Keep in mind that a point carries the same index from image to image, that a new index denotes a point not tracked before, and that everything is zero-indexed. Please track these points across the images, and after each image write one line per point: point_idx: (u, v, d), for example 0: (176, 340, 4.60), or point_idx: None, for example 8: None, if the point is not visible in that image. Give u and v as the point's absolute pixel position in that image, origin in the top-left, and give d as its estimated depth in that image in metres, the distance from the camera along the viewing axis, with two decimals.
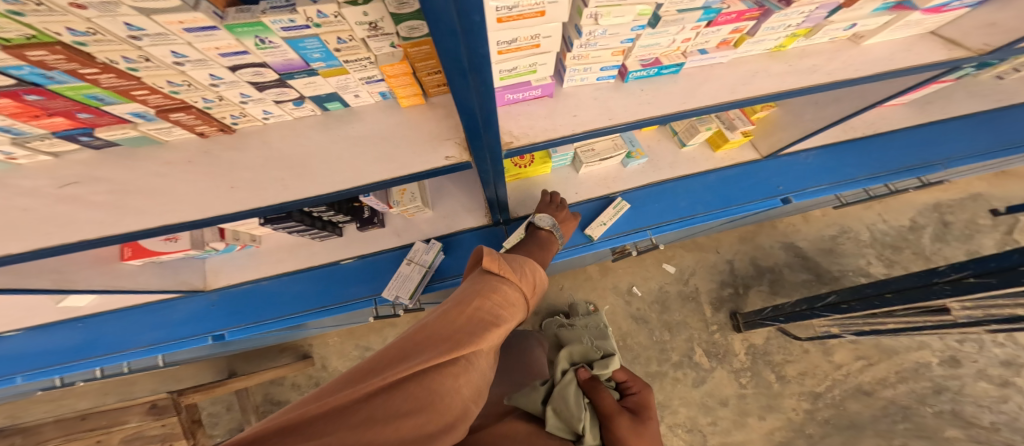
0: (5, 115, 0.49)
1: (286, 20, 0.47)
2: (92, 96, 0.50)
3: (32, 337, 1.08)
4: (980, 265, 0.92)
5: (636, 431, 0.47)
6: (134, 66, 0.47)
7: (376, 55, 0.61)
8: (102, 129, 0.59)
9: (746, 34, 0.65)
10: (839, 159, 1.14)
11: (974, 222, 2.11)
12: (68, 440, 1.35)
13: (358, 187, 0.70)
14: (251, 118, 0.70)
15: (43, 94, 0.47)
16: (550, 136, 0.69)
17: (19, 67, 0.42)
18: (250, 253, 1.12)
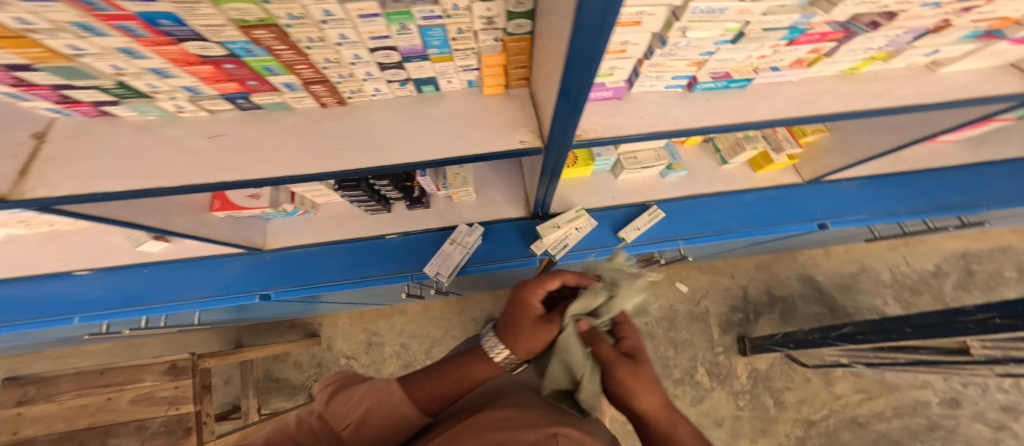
0: (198, 79, 0.57)
1: (428, 11, 0.56)
2: (267, 67, 0.59)
3: (98, 280, 1.07)
4: (1006, 306, 0.95)
5: (635, 374, 0.47)
6: (310, 45, 0.56)
7: (480, 47, 0.70)
8: (258, 95, 0.67)
9: (822, 54, 0.69)
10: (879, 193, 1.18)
11: (1000, 274, 2.10)
12: (83, 394, 1.35)
13: (442, 160, 0.73)
14: (364, 94, 0.78)
15: (236, 63, 0.55)
16: (616, 134, 0.72)
17: (236, 43, 0.50)
18: (308, 219, 1.18)
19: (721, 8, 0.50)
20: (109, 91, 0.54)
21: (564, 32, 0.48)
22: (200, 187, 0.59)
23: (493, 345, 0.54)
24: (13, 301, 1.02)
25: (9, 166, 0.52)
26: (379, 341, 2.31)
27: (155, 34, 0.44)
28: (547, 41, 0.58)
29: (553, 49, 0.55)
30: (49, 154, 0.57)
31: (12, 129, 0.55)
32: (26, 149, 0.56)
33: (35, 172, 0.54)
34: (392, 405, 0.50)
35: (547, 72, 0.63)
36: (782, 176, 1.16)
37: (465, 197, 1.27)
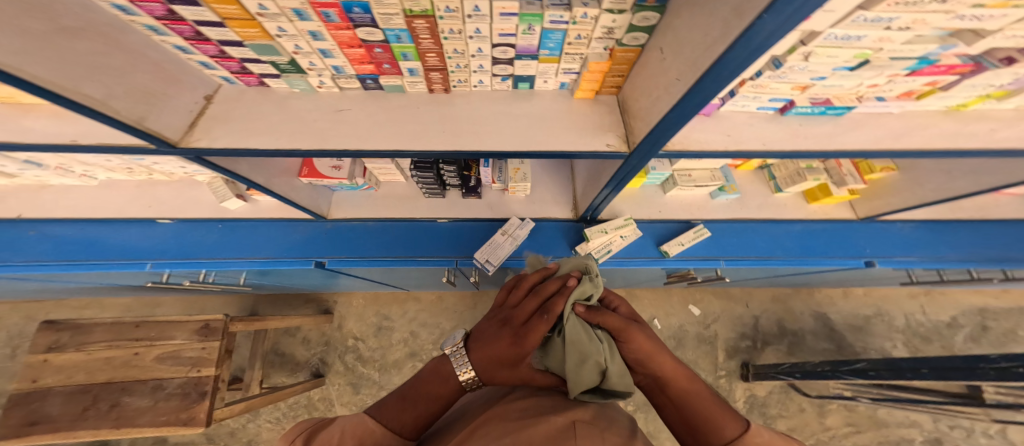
0: (348, 60, 0.74)
1: (558, 15, 0.63)
2: (402, 54, 0.75)
3: (177, 230, 1.21)
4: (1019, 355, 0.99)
5: (647, 339, 0.68)
6: (449, 37, 0.71)
7: (588, 53, 0.75)
8: (385, 77, 0.82)
9: (938, 88, 0.62)
10: (934, 237, 1.14)
11: (1016, 332, 2.12)
12: (112, 346, 1.36)
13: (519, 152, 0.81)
14: (467, 84, 0.90)
15: (384, 49, 0.72)
16: (703, 148, 0.70)
17: (393, 31, 0.66)
18: (369, 195, 1.28)
19: (860, 35, 0.43)
20: (279, 65, 0.73)
21: (710, 44, 0.47)
22: (325, 151, 0.74)
23: (461, 364, 0.68)
24: (96, 240, 1.16)
25: (183, 119, 0.71)
26: (390, 326, 2.31)
27: (342, 20, 0.61)
28: (676, 49, 0.57)
29: (684, 59, 0.54)
30: (212, 111, 0.76)
31: (195, 91, 0.75)
32: (198, 106, 0.75)
33: (200, 124, 0.73)
34: (376, 439, 0.61)
35: (665, 81, 0.62)
36: (837, 210, 1.17)
37: (518, 192, 1.31)
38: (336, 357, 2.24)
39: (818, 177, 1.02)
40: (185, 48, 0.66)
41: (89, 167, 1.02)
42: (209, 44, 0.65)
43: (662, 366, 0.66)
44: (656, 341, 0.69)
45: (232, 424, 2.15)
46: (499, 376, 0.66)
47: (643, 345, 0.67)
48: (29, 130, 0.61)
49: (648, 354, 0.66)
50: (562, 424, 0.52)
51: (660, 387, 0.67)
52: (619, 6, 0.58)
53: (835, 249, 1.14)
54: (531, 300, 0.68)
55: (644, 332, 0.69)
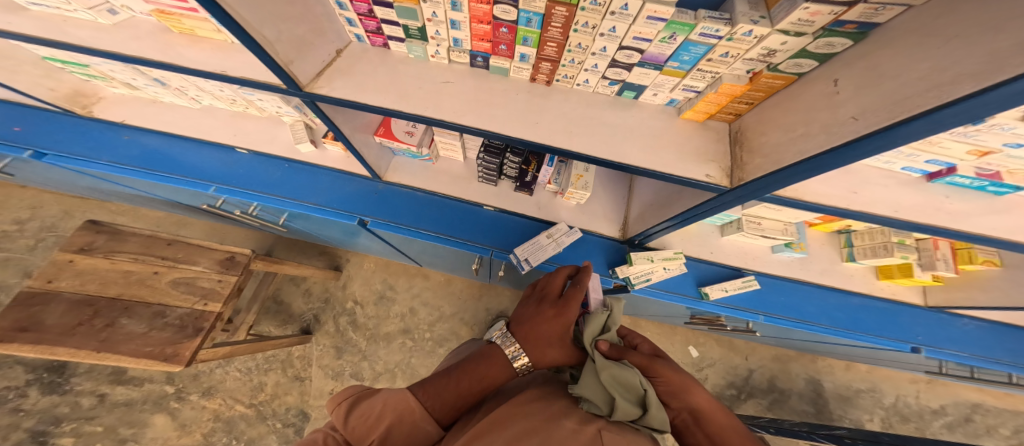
0: (471, 35, 0.71)
1: (713, 29, 0.59)
2: (523, 39, 0.71)
3: (252, 162, 1.13)
4: None
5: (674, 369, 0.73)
6: (580, 29, 0.67)
7: (724, 74, 0.70)
8: (496, 58, 0.78)
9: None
10: (994, 339, 1.12)
11: (992, 428, 2.17)
12: (137, 260, 1.28)
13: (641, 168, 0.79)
14: (571, 80, 0.85)
15: (509, 30, 0.68)
16: (816, 201, 0.65)
17: (527, 14, 0.63)
18: (426, 167, 1.22)
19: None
20: (409, 31, 0.70)
21: (940, 85, 0.38)
22: (425, 117, 0.73)
23: (513, 348, 0.70)
24: (172, 154, 1.12)
25: (315, 68, 0.68)
26: (392, 297, 2.25)
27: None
28: (874, 85, 0.48)
29: (882, 96, 0.45)
30: (340, 65, 0.73)
31: (330, 44, 0.72)
32: (329, 59, 0.72)
33: (326, 75, 0.70)
34: (413, 420, 0.62)
35: (831, 119, 0.54)
36: (904, 292, 1.15)
37: (573, 200, 1.26)
38: (331, 316, 2.17)
39: (904, 256, 1.00)
40: (345, 6, 0.65)
41: (202, 92, 0.99)
42: (364, 2, 0.63)
43: (697, 397, 0.70)
44: (684, 375, 0.73)
45: (198, 368, 2.05)
46: (547, 346, 0.73)
47: (672, 378, 0.71)
48: (187, 57, 0.64)
49: (680, 385, 0.70)
50: (590, 433, 0.54)
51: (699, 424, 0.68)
52: (801, 27, 0.53)
53: (884, 330, 1.12)
54: (558, 276, 0.84)
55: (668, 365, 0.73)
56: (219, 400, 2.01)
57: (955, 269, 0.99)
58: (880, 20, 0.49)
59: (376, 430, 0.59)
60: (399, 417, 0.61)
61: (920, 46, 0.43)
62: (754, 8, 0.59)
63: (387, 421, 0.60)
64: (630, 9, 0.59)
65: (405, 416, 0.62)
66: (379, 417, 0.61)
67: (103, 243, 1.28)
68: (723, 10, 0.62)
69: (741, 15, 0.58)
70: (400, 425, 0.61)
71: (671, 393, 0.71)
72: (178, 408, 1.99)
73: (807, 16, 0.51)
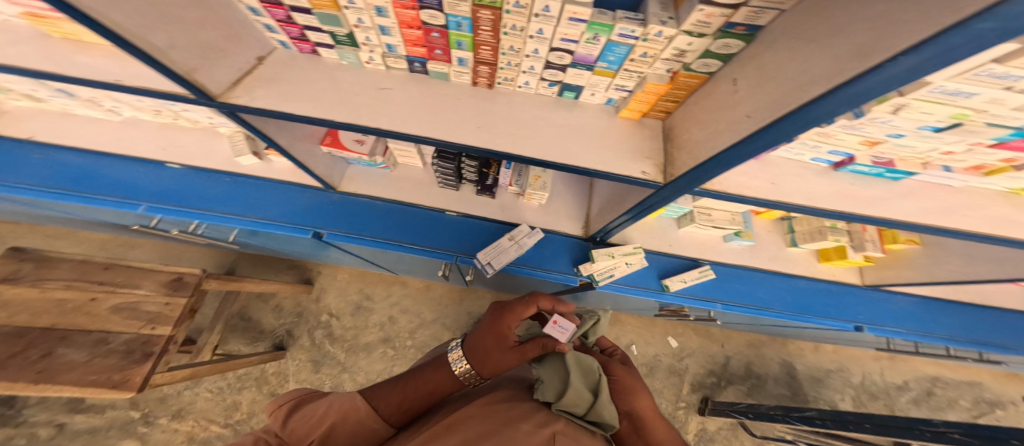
0: (403, 41, 0.71)
1: (629, 30, 0.61)
2: (458, 43, 0.70)
3: (182, 177, 1.10)
4: (972, 427, 1.03)
5: (628, 374, 0.81)
6: (509, 32, 0.67)
7: (648, 73, 0.73)
8: (433, 63, 0.77)
9: (1012, 166, 0.54)
10: (933, 314, 1.18)
11: (954, 401, 2.28)
12: (69, 287, 1.23)
13: (579, 167, 0.80)
14: (511, 83, 0.85)
15: (441, 34, 0.68)
16: (739, 193, 0.68)
17: (456, 18, 0.63)
18: (384, 174, 1.21)
19: (970, 92, 0.40)
20: (336, 37, 0.70)
21: (804, 85, 0.43)
22: (360, 126, 0.72)
23: (456, 358, 0.69)
24: (95, 172, 1.07)
25: (230, 76, 0.67)
26: (369, 307, 2.21)
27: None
28: (760, 85, 0.52)
29: (766, 95, 0.50)
30: (260, 73, 0.72)
31: (249, 51, 0.71)
32: (247, 66, 0.71)
33: (243, 84, 0.69)
34: (357, 419, 0.61)
35: (731, 116, 0.58)
36: (843, 274, 1.21)
37: (534, 200, 1.27)
38: (305, 330, 2.12)
39: (836, 238, 1.07)
40: (257, 10, 0.64)
41: (119, 104, 0.94)
42: (280, 8, 0.62)
43: (640, 402, 0.74)
44: (638, 382, 0.79)
45: (164, 391, 1.96)
46: (498, 370, 0.69)
47: (623, 378, 0.79)
48: (88, 69, 0.61)
49: (629, 386, 0.77)
50: (544, 436, 0.56)
51: (638, 431, 0.71)
52: (701, 29, 0.56)
53: (831, 311, 1.17)
54: (528, 308, 0.72)
55: (626, 371, 0.82)
56: (191, 422, 1.93)
57: (881, 250, 1.06)
58: (763, 23, 0.53)
59: (316, 429, 0.57)
60: (341, 417, 0.60)
61: (788, 49, 0.47)
62: (665, 9, 0.62)
63: (325, 421, 0.58)
64: (552, 12, 0.60)
65: (347, 416, 0.61)
66: (317, 418, 0.59)
67: (27, 270, 1.23)
68: (639, 12, 0.64)
69: (652, 16, 0.60)
70: (341, 425, 0.59)
71: (619, 393, 0.77)
72: (147, 432, 1.90)
73: (704, 18, 0.54)
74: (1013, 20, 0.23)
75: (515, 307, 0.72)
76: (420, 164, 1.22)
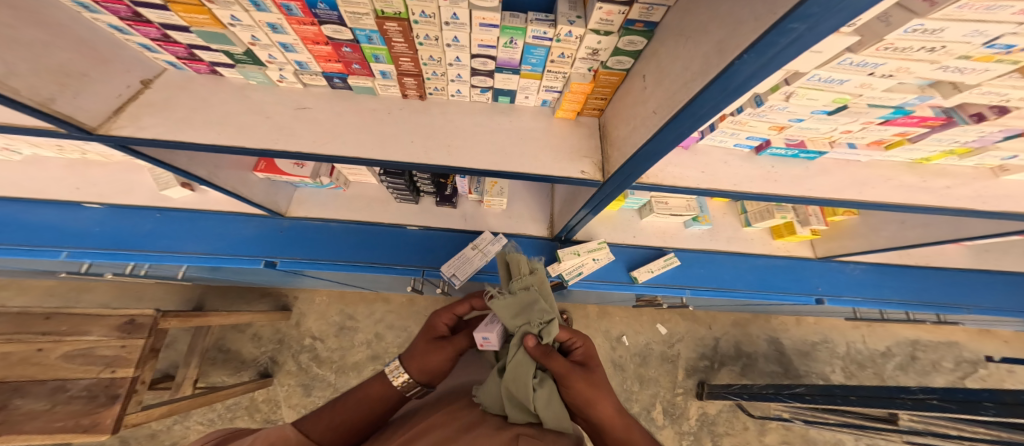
0: (314, 57, 0.69)
1: (542, 31, 0.60)
2: (375, 56, 0.69)
3: (110, 216, 1.07)
4: (946, 392, 1.03)
5: (590, 382, 0.64)
6: (424, 42, 0.65)
7: (571, 73, 0.73)
8: (354, 78, 0.76)
9: (906, 139, 0.65)
10: (885, 280, 1.22)
11: (937, 363, 2.33)
12: (11, 340, 1.19)
13: (500, 171, 0.77)
14: (444, 93, 0.84)
15: (353, 48, 0.66)
16: (669, 183, 0.71)
17: (365, 31, 0.62)
18: (336, 194, 1.20)
19: (842, 79, 0.46)
20: (234, 55, 0.68)
21: (689, 81, 0.45)
22: (278, 150, 0.70)
23: (393, 369, 0.67)
24: (13, 220, 1.03)
25: (110, 104, 0.64)
26: (353, 326, 2.18)
27: (304, 15, 0.57)
28: (661, 81, 0.55)
29: (665, 92, 0.52)
30: (146, 98, 0.70)
31: (129, 73, 0.69)
32: (130, 91, 0.69)
33: (128, 112, 0.67)
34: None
35: (645, 112, 0.60)
36: (798, 249, 1.24)
37: (495, 206, 1.25)
38: (289, 356, 2.08)
39: (784, 215, 1.11)
40: (121, 28, 0.61)
41: (14, 141, 0.90)
42: (150, 26, 0.60)
43: (601, 411, 0.61)
44: (599, 384, 0.64)
45: (153, 427, 1.90)
46: (429, 365, 0.68)
47: (582, 391, 0.62)
48: None
49: (588, 399, 0.62)
50: (506, 437, 0.52)
51: (598, 433, 0.62)
52: (606, 26, 0.57)
53: (793, 287, 1.20)
54: (462, 305, 0.77)
55: (586, 377, 0.64)
56: None
57: (826, 223, 1.10)
58: (656, 19, 0.55)
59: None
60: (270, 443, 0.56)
61: (676, 45, 0.49)
62: (574, 8, 0.61)
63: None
64: (461, 19, 0.59)
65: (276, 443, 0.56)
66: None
67: None
68: (549, 13, 0.64)
69: (562, 17, 0.59)
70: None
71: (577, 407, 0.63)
72: None
73: (605, 16, 0.55)
74: (823, 21, 0.25)
75: (454, 305, 0.76)
76: (373, 181, 1.20)
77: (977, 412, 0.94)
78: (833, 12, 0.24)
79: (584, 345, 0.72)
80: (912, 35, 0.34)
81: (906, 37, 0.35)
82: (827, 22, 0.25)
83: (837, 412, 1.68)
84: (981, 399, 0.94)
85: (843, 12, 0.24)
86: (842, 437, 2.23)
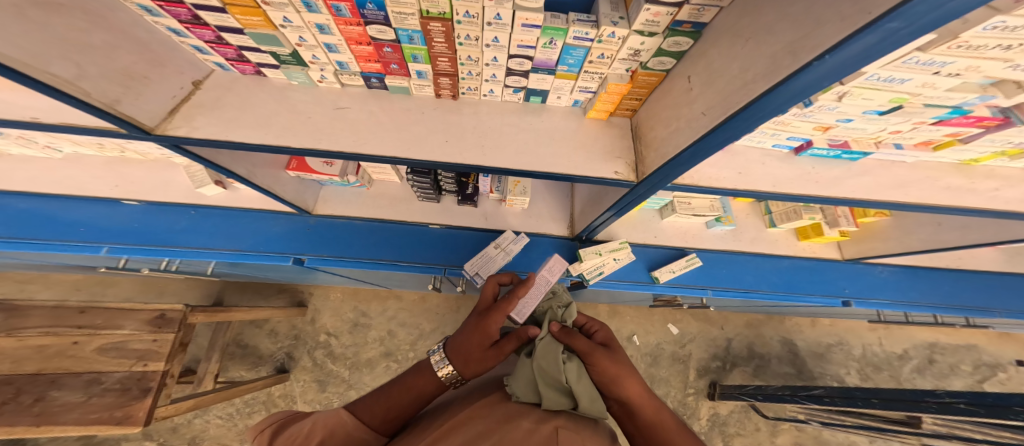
0: (354, 57, 0.70)
1: (584, 32, 0.59)
2: (415, 56, 0.69)
3: (145, 213, 1.09)
4: (976, 396, 1.03)
5: (613, 360, 0.66)
6: (464, 42, 0.64)
7: (608, 73, 0.73)
8: (391, 77, 0.77)
9: (958, 139, 0.63)
10: (911, 282, 1.21)
11: (955, 367, 2.30)
12: (48, 333, 1.23)
13: (535, 171, 0.78)
14: (476, 93, 0.83)
15: (394, 48, 0.67)
16: (697, 183, 0.73)
17: (407, 31, 0.61)
18: (359, 192, 1.20)
19: (903, 78, 0.45)
20: (279, 56, 0.69)
21: (750, 81, 0.45)
22: (320, 150, 0.71)
23: (439, 361, 0.68)
24: (50, 215, 1.05)
25: (164, 105, 0.66)
26: (367, 323, 2.20)
27: (352, 16, 0.57)
28: (710, 83, 0.56)
29: (717, 94, 0.53)
30: (198, 100, 0.71)
31: (182, 75, 0.70)
32: (183, 92, 0.70)
33: (181, 112, 0.68)
34: (347, 431, 0.58)
35: (690, 113, 0.61)
36: (823, 249, 1.23)
37: (516, 205, 1.25)
38: (305, 352, 2.11)
39: (810, 216, 1.10)
40: (180, 31, 0.62)
41: (57, 139, 0.92)
42: (206, 28, 0.61)
43: (628, 390, 0.62)
44: (624, 366, 0.66)
45: (176, 420, 1.94)
46: (479, 367, 0.70)
47: (605, 367, 0.65)
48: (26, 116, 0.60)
49: (613, 375, 0.63)
50: (545, 433, 0.52)
51: (630, 417, 0.61)
52: (650, 28, 0.57)
53: (817, 288, 1.19)
54: (511, 303, 0.76)
55: (610, 356, 0.67)
56: None
57: (855, 224, 1.09)
58: (706, 20, 0.55)
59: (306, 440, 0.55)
60: (330, 428, 0.57)
61: (732, 47, 0.50)
62: (615, 8, 0.61)
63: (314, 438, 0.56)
64: (504, 19, 0.58)
65: (334, 431, 0.57)
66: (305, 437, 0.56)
67: None
68: (590, 13, 0.63)
69: (604, 17, 0.59)
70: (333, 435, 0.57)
71: (604, 385, 0.64)
72: None
73: (651, 18, 0.54)
74: (920, 20, 0.25)
75: (502, 305, 0.74)
76: (395, 180, 1.21)
77: (1006, 416, 0.95)
78: (937, 12, 0.24)
79: (603, 332, 0.76)
80: (990, 32, 0.34)
81: (983, 34, 0.35)
82: (927, 22, 0.25)
83: (853, 413, 1.67)
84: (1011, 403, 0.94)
85: (947, 11, 0.24)
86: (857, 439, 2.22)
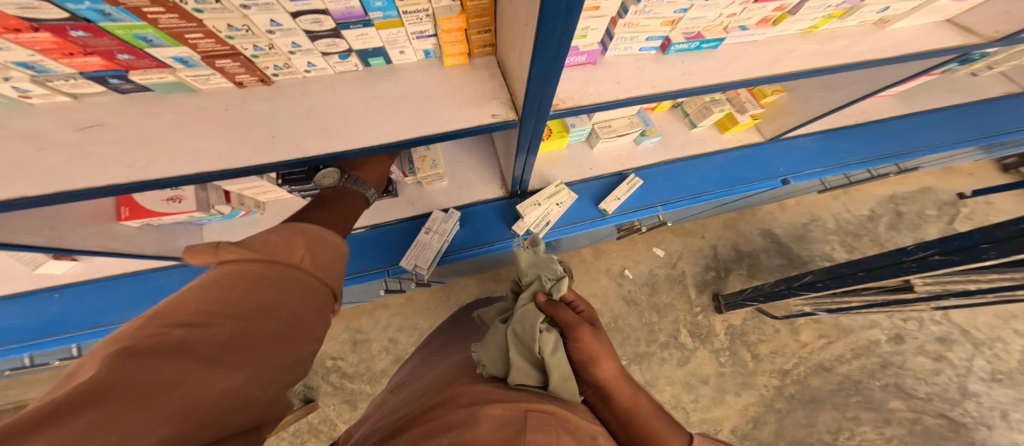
0: (38, 51, 0.51)
1: None
2: (141, 37, 0.53)
3: (13, 308, 1.13)
4: (943, 243, 1.02)
5: (595, 337, 0.75)
6: (199, 8, 0.50)
7: (433, 8, 0.64)
8: (137, 73, 0.63)
9: (787, 12, 0.72)
10: (834, 144, 1.24)
11: (922, 213, 2.31)
12: None
13: (401, 140, 0.72)
14: (293, 70, 0.75)
15: (90, 31, 0.49)
16: (563, 106, 0.73)
17: (81, 3, 0.43)
18: (253, 220, 1.19)
19: None
20: None
21: None
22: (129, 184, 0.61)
23: None
24: None
25: None
26: (365, 338, 2.25)
27: None
28: None
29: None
30: None
31: None
32: None
33: None
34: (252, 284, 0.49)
35: (522, 28, 0.57)
36: (747, 137, 1.23)
37: (436, 181, 1.22)
38: (321, 379, 2.14)
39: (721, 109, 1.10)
40: None
41: None
42: None
43: (605, 371, 0.72)
44: (604, 347, 0.75)
45: None
46: None
47: (589, 346, 0.73)
48: None
49: (593, 355, 0.73)
50: (514, 416, 0.51)
51: (605, 398, 0.70)
52: None
53: (753, 174, 1.20)
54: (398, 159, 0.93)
55: (592, 334, 0.76)
56: None
57: (761, 106, 1.11)
58: None
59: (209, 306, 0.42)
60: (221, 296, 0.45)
61: None
62: None
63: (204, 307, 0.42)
64: None
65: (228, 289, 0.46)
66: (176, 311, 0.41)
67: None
68: None
69: None
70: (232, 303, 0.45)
71: (584, 363, 0.73)
72: None
73: None
74: None
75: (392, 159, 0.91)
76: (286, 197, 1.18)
77: (978, 257, 0.95)
78: None
79: (586, 310, 0.84)
80: None
81: None
82: None
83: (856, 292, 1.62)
84: (976, 242, 0.94)
85: None
86: (872, 318, 2.18)
